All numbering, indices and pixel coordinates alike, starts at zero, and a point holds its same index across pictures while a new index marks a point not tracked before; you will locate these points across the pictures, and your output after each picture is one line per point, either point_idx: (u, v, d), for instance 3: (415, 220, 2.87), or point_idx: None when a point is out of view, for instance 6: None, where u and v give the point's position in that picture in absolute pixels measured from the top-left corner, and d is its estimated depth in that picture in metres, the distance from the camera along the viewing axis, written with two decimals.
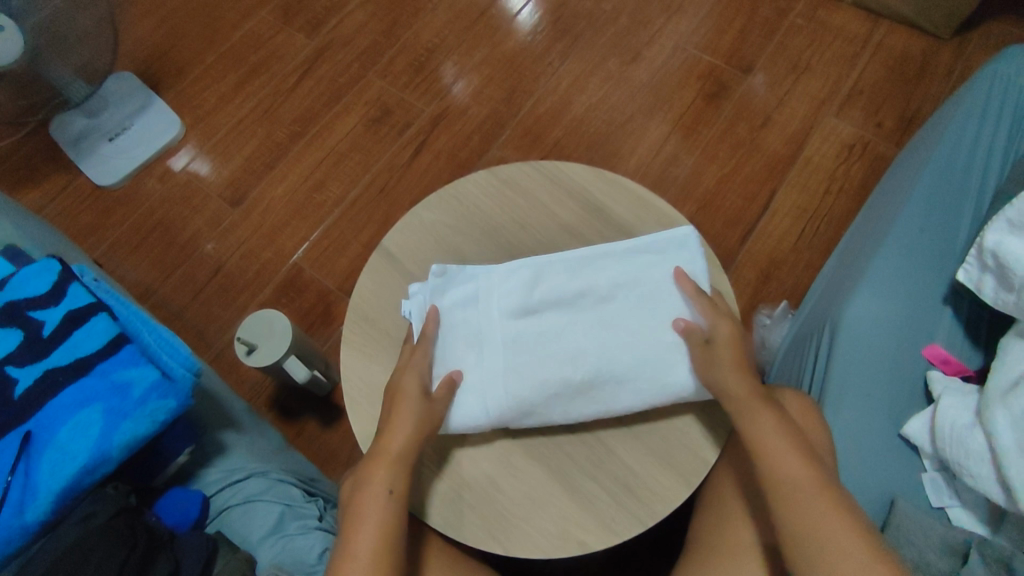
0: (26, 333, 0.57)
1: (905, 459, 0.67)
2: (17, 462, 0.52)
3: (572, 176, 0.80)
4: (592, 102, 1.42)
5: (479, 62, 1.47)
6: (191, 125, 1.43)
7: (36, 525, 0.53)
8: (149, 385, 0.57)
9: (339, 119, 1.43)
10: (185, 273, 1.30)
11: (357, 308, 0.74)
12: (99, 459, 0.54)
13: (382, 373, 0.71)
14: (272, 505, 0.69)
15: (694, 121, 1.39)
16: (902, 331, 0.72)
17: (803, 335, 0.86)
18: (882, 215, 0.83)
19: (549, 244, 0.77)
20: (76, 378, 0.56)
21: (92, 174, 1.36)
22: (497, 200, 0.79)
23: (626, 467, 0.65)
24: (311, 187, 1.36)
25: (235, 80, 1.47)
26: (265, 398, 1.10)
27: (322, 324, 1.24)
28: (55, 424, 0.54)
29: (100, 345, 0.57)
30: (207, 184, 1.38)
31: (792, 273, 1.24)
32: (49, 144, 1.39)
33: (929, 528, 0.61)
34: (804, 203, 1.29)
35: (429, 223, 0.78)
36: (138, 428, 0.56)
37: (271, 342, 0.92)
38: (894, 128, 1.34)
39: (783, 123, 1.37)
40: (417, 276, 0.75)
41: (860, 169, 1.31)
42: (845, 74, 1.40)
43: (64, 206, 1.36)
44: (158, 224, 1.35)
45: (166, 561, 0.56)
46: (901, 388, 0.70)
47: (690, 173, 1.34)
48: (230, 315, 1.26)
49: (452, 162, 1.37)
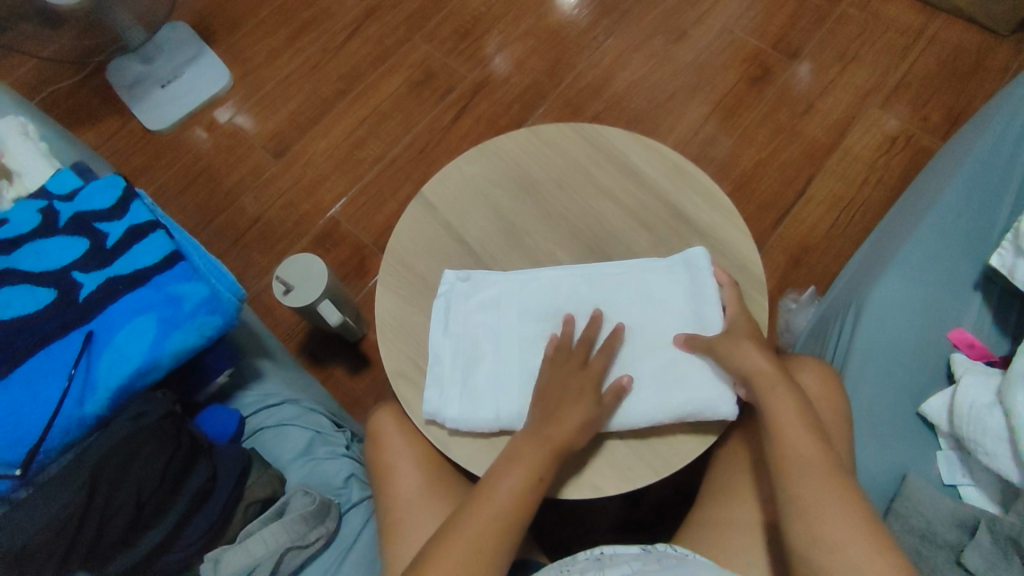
0: (92, 242, 0.62)
1: (921, 437, 0.68)
2: (80, 358, 0.57)
3: (612, 140, 0.81)
4: (634, 78, 1.42)
5: (523, 33, 1.48)
6: (240, 78, 1.47)
7: (92, 417, 0.58)
8: (199, 301, 0.61)
9: (383, 80, 1.45)
10: (227, 219, 1.35)
11: (394, 252, 0.77)
12: (151, 364, 0.59)
13: (415, 315, 0.74)
14: (304, 430, 0.73)
15: (736, 104, 1.38)
16: (931, 313, 0.72)
17: (829, 315, 0.87)
18: (922, 198, 0.83)
19: (585, 204, 0.78)
20: (134, 287, 0.60)
21: (144, 118, 1.41)
22: (538, 158, 0.81)
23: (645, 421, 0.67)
24: (352, 145, 1.39)
25: (285, 37, 1.50)
26: (296, 341, 1.14)
27: (355, 276, 1.28)
28: (114, 327, 0.59)
29: (156, 260, 0.61)
30: (252, 135, 1.42)
31: (823, 260, 1.23)
32: (106, 88, 1.45)
33: (938, 500, 0.62)
34: (840, 191, 1.28)
35: (470, 176, 0.80)
36: (187, 339, 0.60)
37: (309, 285, 0.96)
38: (940, 122, 1.32)
39: (825, 111, 1.36)
40: (454, 225, 0.78)
41: (901, 162, 1.30)
42: (895, 65, 1.37)
43: (116, 146, 1.41)
44: (204, 171, 1.39)
45: (205, 465, 0.61)
46: (923, 368, 0.70)
47: (728, 155, 1.34)
48: (268, 262, 1.31)
49: (490, 129, 1.40)
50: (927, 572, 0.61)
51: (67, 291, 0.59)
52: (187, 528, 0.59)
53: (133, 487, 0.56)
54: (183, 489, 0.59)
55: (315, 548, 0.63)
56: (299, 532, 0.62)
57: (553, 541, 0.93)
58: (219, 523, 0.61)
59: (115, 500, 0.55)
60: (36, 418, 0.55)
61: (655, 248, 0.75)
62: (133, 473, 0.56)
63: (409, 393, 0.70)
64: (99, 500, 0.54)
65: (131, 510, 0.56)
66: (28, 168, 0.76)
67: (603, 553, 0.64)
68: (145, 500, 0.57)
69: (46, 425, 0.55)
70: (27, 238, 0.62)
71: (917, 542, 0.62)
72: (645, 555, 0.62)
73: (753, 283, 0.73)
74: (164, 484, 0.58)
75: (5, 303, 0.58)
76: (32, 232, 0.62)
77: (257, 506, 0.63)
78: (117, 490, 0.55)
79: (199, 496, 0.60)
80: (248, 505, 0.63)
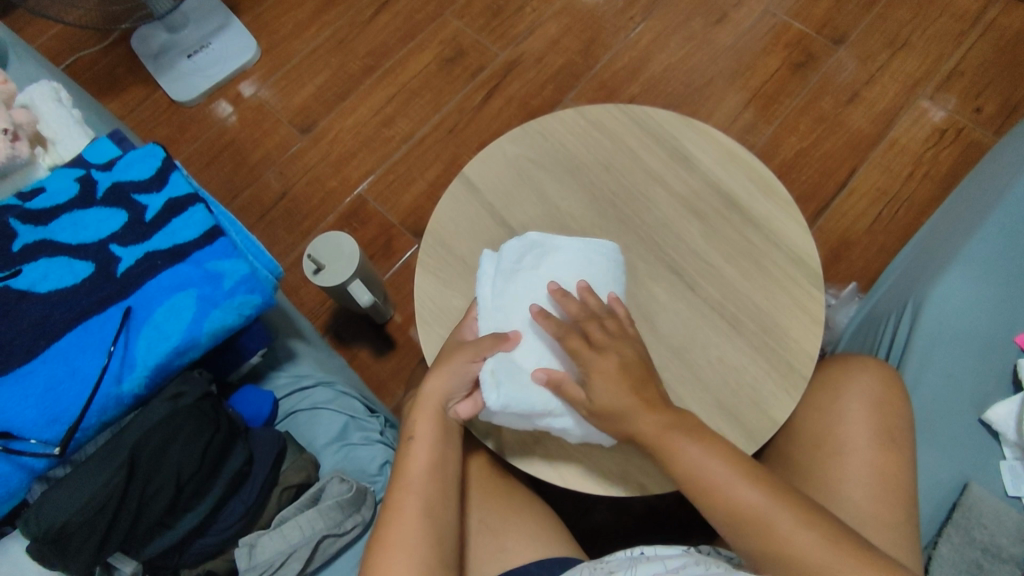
0: (130, 215, 0.60)
1: (983, 445, 0.65)
2: (118, 334, 0.55)
3: (662, 124, 0.77)
4: (672, 61, 1.37)
5: (557, 10, 1.43)
6: (266, 50, 1.44)
7: (130, 395, 0.56)
8: (239, 279, 0.59)
9: (413, 56, 1.41)
10: (251, 194, 1.33)
11: (434, 233, 0.74)
12: (190, 342, 0.57)
13: (454, 300, 0.71)
14: (338, 414, 0.71)
15: (776, 91, 1.33)
16: (996, 314, 0.69)
17: (878, 312, 0.84)
18: (986, 191, 0.79)
19: (632, 188, 0.75)
20: (173, 263, 0.58)
21: (169, 89, 1.39)
22: (584, 139, 0.78)
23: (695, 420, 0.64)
24: (380, 122, 1.36)
25: (313, 8, 1.46)
26: (321, 321, 1.12)
27: (381, 256, 1.26)
28: (153, 303, 0.57)
29: (196, 235, 0.60)
30: (277, 109, 1.39)
31: (863, 255, 1.20)
32: (131, 57, 1.42)
33: (1001, 512, 0.60)
34: (883, 184, 1.24)
35: (513, 156, 0.78)
36: (226, 318, 0.58)
37: (339, 265, 0.93)
38: (992, 115, 1.27)
39: (871, 101, 1.31)
40: (496, 207, 0.75)
41: (950, 155, 1.25)
42: (946, 53, 1.32)
43: (141, 117, 1.39)
44: (229, 145, 1.37)
45: (242, 448, 0.59)
46: (986, 372, 0.67)
47: (767, 143, 1.30)
48: (293, 240, 1.29)
49: (523, 109, 1.36)
50: None
51: (105, 264, 0.58)
52: (224, 511, 0.58)
53: (171, 470, 0.54)
54: (221, 471, 0.57)
55: (351, 537, 0.61)
56: (335, 520, 0.60)
57: (582, 533, 0.91)
58: (257, 508, 0.59)
59: (153, 483, 0.53)
60: (74, 395, 0.54)
61: (707, 237, 0.72)
62: (171, 455, 0.54)
63: None
64: (138, 482, 0.53)
65: (170, 492, 0.54)
66: (62, 136, 0.74)
67: (642, 553, 0.63)
68: (184, 484, 0.55)
69: (84, 403, 0.54)
70: (66, 208, 0.61)
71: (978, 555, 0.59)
72: (689, 556, 0.61)
73: (811, 278, 0.69)
74: (203, 468, 0.56)
75: (43, 275, 0.57)
76: (69, 202, 0.61)
77: (292, 491, 0.62)
78: (155, 473, 0.54)
79: (237, 479, 0.58)
80: (284, 490, 0.61)
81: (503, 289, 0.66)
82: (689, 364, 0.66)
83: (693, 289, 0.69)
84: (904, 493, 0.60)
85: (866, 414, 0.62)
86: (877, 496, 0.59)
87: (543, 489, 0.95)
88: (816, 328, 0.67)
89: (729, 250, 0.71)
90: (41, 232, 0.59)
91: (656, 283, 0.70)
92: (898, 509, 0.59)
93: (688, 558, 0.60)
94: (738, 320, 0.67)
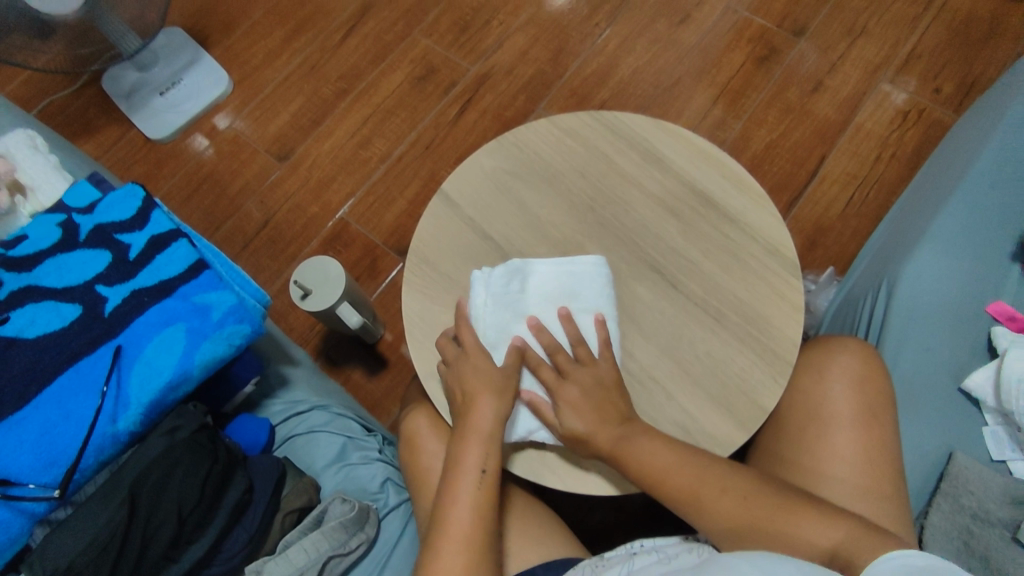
0: (114, 254, 0.61)
1: (964, 414, 0.66)
2: (110, 374, 0.56)
3: (632, 127, 0.79)
4: (639, 64, 1.40)
5: (523, 22, 1.46)
6: (239, 81, 1.45)
7: (126, 433, 0.56)
8: (227, 310, 0.60)
9: (385, 77, 1.43)
10: (233, 224, 1.34)
11: (417, 251, 0.75)
12: (182, 376, 0.58)
13: (441, 314, 0.72)
14: (335, 436, 0.71)
15: (742, 85, 1.36)
16: (968, 287, 0.71)
17: (856, 294, 0.86)
18: (949, 169, 0.81)
19: (609, 192, 0.76)
20: (160, 298, 0.59)
21: (144, 127, 1.39)
22: (558, 148, 0.80)
23: (685, 412, 0.66)
24: (357, 144, 1.38)
25: (282, 37, 1.48)
26: (312, 345, 1.13)
27: (367, 277, 1.27)
28: (142, 340, 0.58)
29: (181, 270, 0.60)
30: (254, 139, 1.40)
31: (838, 239, 1.22)
32: (103, 98, 1.43)
33: (985, 476, 0.62)
34: (853, 169, 1.27)
35: (489, 169, 0.79)
36: (217, 349, 0.59)
37: (326, 289, 0.94)
38: (952, 93, 1.30)
39: (835, 88, 1.34)
40: (476, 221, 0.76)
41: (915, 135, 1.28)
42: (904, 37, 1.36)
43: (117, 156, 1.40)
44: (207, 177, 1.38)
45: (241, 477, 0.60)
46: (963, 343, 0.69)
47: (737, 137, 1.32)
48: (278, 267, 1.29)
49: (496, 120, 1.38)
50: (984, 551, 0.59)
51: (92, 306, 0.58)
52: (228, 541, 0.58)
53: (172, 505, 0.54)
54: (221, 502, 0.58)
55: (356, 556, 0.62)
56: (340, 541, 0.61)
57: (585, 533, 0.93)
58: (260, 535, 0.60)
59: (154, 519, 0.54)
60: (69, 437, 0.54)
61: (685, 234, 0.73)
62: (171, 490, 0.55)
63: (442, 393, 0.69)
64: (139, 519, 0.53)
65: (172, 527, 0.54)
66: (41, 182, 0.74)
67: (641, 547, 0.64)
68: (185, 518, 0.55)
69: (80, 444, 0.54)
70: (48, 253, 0.61)
71: (968, 521, 0.61)
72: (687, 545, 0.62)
73: (789, 266, 0.70)
74: (203, 500, 0.56)
75: (31, 321, 0.57)
76: (52, 247, 0.61)
77: (293, 516, 0.62)
78: (156, 508, 0.54)
79: (238, 509, 0.59)
80: (286, 515, 0.62)
81: (498, 307, 0.68)
82: (675, 359, 0.67)
83: (675, 286, 0.70)
84: (892, 466, 0.61)
85: (850, 393, 0.64)
86: (866, 473, 0.61)
87: (543, 494, 0.96)
88: (797, 314, 0.68)
89: (707, 246, 0.72)
90: (25, 278, 0.60)
91: (637, 281, 0.71)
92: (887, 483, 0.60)
93: (685, 547, 0.61)
94: (721, 313, 0.68)
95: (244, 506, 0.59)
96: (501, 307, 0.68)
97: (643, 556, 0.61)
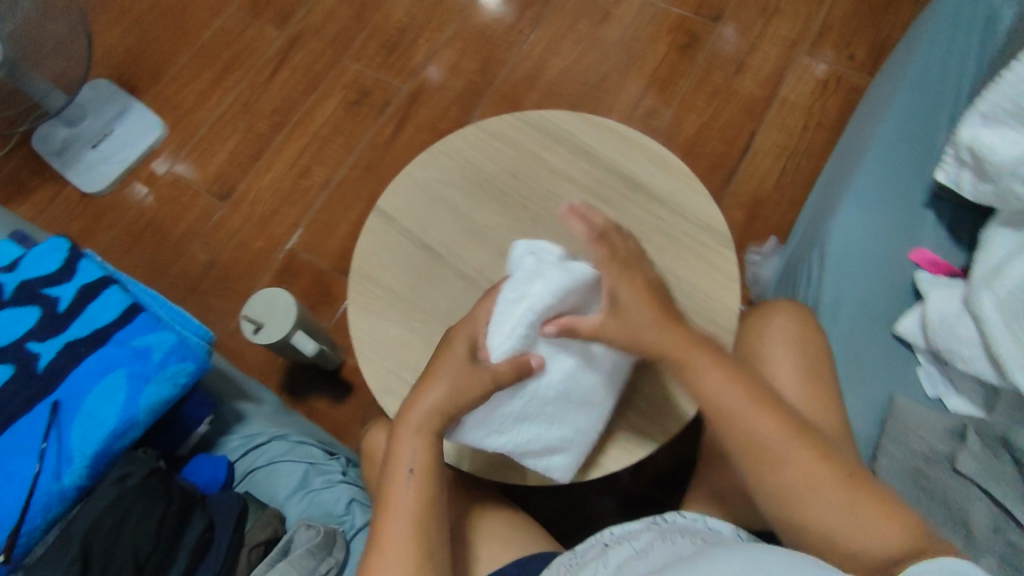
0: (43, 310, 0.60)
1: (901, 358, 0.69)
2: (50, 430, 0.56)
3: (557, 124, 0.81)
4: (566, 64, 1.44)
5: (449, 37, 1.48)
6: (171, 126, 1.44)
7: (73, 488, 0.56)
8: (168, 351, 0.60)
9: (319, 105, 1.44)
10: (180, 269, 1.32)
11: (359, 269, 0.76)
12: (128, 422, 0.57)
13: (388, 327, 0.72)
14: (297, 464, 0.71)
15: (668, 74, 1.40)
16: (892, 237, 0.74)
17: (794, 260, 0.89)
18: (864, 130, 0.85)
19: (540, 189, 0.78)
20: (96, 348, 0.59)
21: (79, 182, 1.37)
22: (487, 152, 0.81)
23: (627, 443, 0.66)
24: (298, 175, 1.37)
25: (211, 77, 1.48)
26: (273, 380, 1.12)
27: (323, 305, 1.26)
28: (81, 393, 0.57)
29: (114, 317, 0.60)
30: (192, 181, 1.39)
31: (776, 210, 1.26)
32: (33, 158, 1.40)
33: (925, 416, 0.64)
34: (782, 141, 1.31)
35: (423, 181, 0.80)
36: (162, 391, 0.59)
37: (277, 320, 0.93)
38: (866, 59, 1.36)
39: (756, 67, 1.39)
40: (414, 232, 0.77)
41: (836, 103, 1.33)
42: (815, 12, 1.41)
43: (53, 215, 1.37)
44: (148, 225, 1.36)
45: (200, 516, 0.59)
46: (892, 291, 0.72)
47: (669, 124, 1.36)
48: (231, 306, 1.28)
49: (434, 135, 1.39)
50: (934, 491, 0.62)
51: (25, 364, 0.58)
52: None
53: (128, 552, 0.54)
54: (182, 542, 0.57)
55: None
56: (308, 568, 0.60)
57: (565, 529, 0.93)
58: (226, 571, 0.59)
59: (111, 569, 0.53)
60: (15, 498, 0.53)
61: (618, 221, 0.74)
62: (126, 537, 0.54)
63: (398, 406, 0.69)
64: (95, 570, 0.52)
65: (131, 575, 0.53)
66: None
67: (610, 535, 0.64)
68: (143, 564, 0.54)
69: (25, 504, 0.54)
70: None
71: (915, 463, 0.63)
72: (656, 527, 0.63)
73: (721, 237, 0.72)
74: (160, 543, 0.55)
75: None
76: None
77: (260, 549, 0.62)
78: (112, 558, 0.53)
79: (199, 548, 0.58)
80: (251, 549, 0.61)
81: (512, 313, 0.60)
82: None
83: None
84: (837, 416, 0.63)
85: (790, 352, 0.66)
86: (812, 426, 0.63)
87: (519, 496, 0.96)
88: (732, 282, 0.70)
89: (641, 229, 0.73)
90: None
91: None
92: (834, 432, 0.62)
93: (650, 532, 0.62)
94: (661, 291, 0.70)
95: (205, 544, 0.58)
96: (525, 317, 0.59)
97: (610, 547, 0.62)
